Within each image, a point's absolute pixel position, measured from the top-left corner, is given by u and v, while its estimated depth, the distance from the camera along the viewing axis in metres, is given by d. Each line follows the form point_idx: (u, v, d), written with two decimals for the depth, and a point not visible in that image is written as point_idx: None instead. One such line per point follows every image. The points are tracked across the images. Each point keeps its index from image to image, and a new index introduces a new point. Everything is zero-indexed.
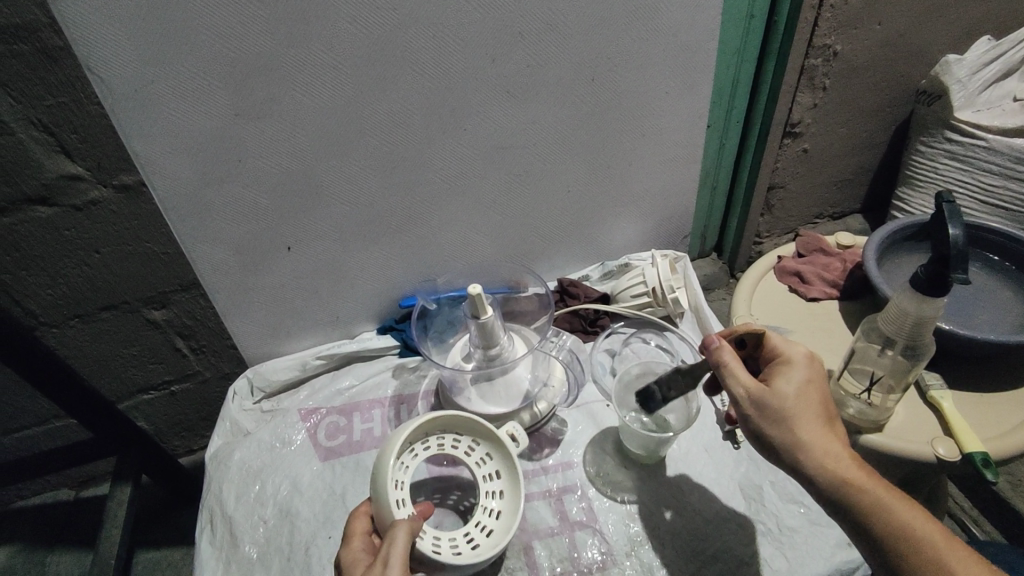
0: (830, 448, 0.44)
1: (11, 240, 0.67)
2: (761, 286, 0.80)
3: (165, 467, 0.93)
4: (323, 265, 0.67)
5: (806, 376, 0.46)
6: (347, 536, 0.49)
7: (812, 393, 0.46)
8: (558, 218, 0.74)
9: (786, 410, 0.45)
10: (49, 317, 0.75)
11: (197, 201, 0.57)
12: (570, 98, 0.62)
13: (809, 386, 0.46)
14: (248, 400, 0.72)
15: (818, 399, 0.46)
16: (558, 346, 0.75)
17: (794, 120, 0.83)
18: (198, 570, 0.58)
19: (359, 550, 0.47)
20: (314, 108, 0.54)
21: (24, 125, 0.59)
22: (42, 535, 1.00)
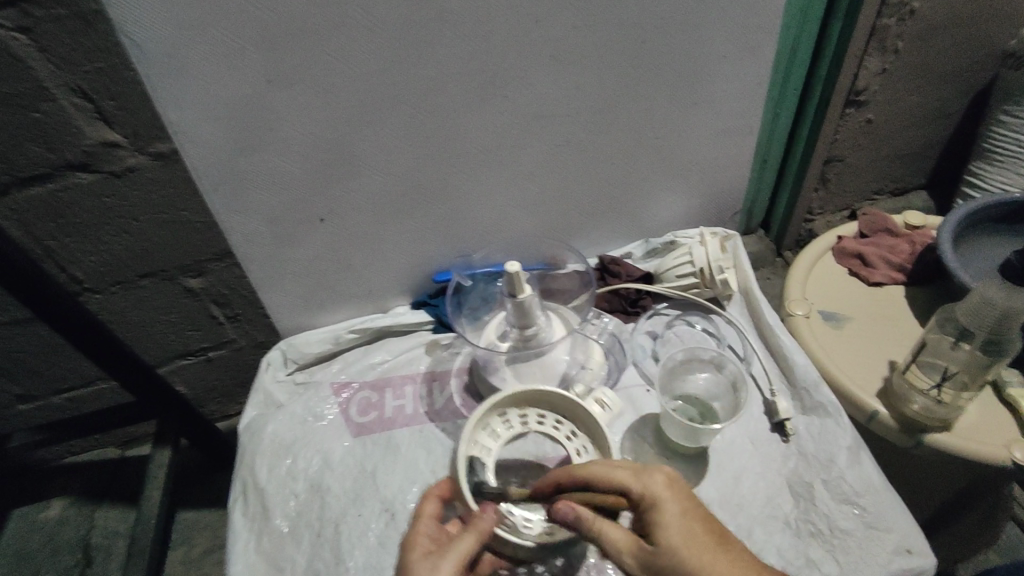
0: None
1: (55, 206, 0.67)
2: (818, 268, 0.74)
3: (205, 432, 0.95)
4: (356, 237, 0.65)
5: (674, 515, 0.43)
6: (416, 514, 0.50)
7: (690, 532, 0.42)
8: (600, 193, 0.70)
9: (674, 568, 0.41)
10: (92, 283, 0.76)
11: (230, 171, 0.55)
12: (620, 62, 0.57)
13: (685, 522, 0.43)
14: (282, 371, 0.71)
15: (693, 538, 0.42)
16: (599, 328, 0.72)
17: (859, 88, 0.76)
18: (231, 540, 0.58)
19: (421, 535, 0.47)
20: (348, 74, 0.51)
21: (65, 92, 0.58)
22: (91, 489, 1.04)
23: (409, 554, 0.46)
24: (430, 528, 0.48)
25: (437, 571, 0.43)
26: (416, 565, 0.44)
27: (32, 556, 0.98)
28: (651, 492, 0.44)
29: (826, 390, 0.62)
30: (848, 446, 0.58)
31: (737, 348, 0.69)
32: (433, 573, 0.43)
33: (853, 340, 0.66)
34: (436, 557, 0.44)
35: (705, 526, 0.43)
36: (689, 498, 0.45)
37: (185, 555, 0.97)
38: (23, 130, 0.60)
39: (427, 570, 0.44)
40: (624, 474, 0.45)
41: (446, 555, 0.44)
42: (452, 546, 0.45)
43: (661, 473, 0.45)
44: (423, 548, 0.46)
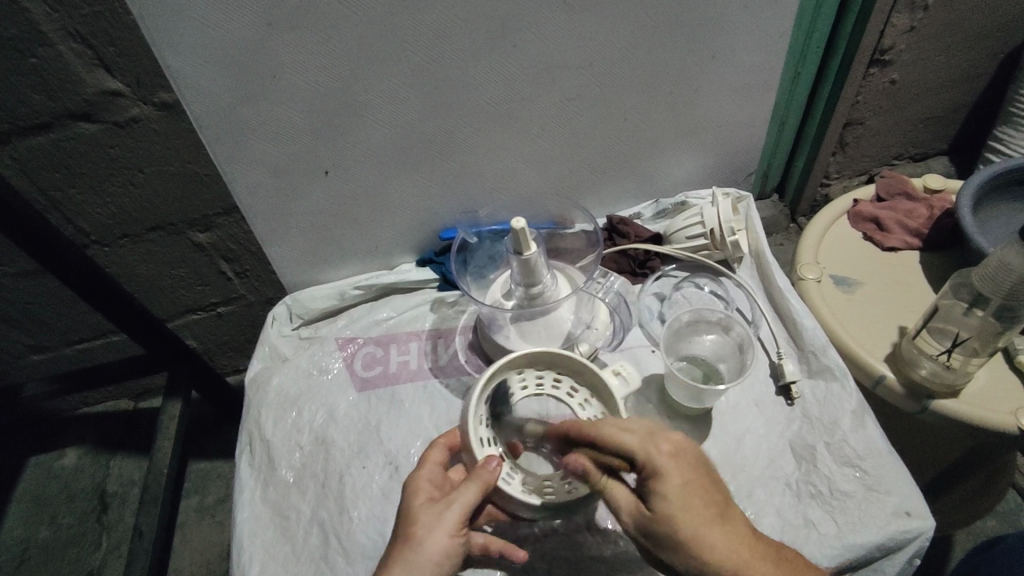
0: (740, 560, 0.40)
1: (58, 156, 0.66)
2: (831, 233, 0.73)
3: (215, 387, 0.96)
4: (362, 192, 0.64)
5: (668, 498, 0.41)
6: (421, 460, 0.50)
7: (688, 507, 0.41)
8: (611, 150, 0.68)
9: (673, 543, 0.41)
10: (99, 236, 0.76)
11: (233, 119, 0.54)
12: (635, 11, 0.55)
13: (684, 497, 0.41)
14: (288, 326, 0.71)
15: (690, 519, 0.41)
16: (605, 288, 0.71)
17: (885, 46, 0.73)
18: (236, 488, 0.59)
19: (425, 481, 0.48)
20: (350, 19, 0.49)
21: (63, 37, 0.57)
22: (106, 439, 1.06)
23: (413, 497, 0.47)
24: (432, 474, 0.49)
25: (442, 520, 0.44)
26: (420, 511, 0.45)
27: (49, 502, 1.01)
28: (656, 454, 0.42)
29: (834, 354, 0.61)
30: (852, 410, 0.58)
31: (746, 311, 0.69)
32: (437, 521, 0.44)
33: (865, 305, 0.65)
34: (440, 507, 0.45)
35: (705, 498, 0.41)
36: (696, 471, 0.42)
37: (199, 503, 1.00)
38: (22, 76, 0.59)
39: (430, 516, 0.45)
40: (634, 444, 0.42)
41: (450, 505, 0.45)
42: (455, 495, 0.45)
43: (668, 442, 0.43)
44: (426, 493, 0.47)
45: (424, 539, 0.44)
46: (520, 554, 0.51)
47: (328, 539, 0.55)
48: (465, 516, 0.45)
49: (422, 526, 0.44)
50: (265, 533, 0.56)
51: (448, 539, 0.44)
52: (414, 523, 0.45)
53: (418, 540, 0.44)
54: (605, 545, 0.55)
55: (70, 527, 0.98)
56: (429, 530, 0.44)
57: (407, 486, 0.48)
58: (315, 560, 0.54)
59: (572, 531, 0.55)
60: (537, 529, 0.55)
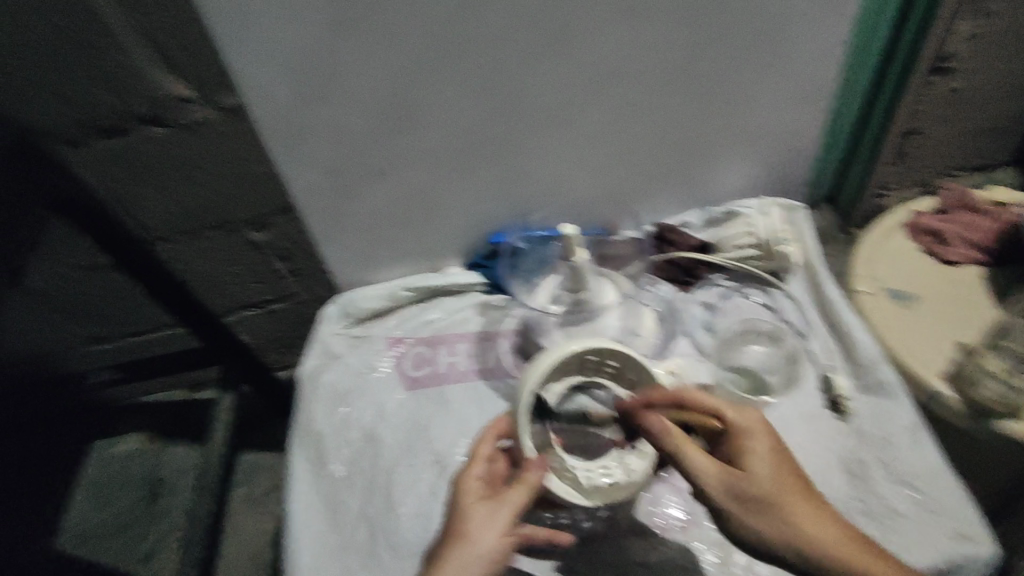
0: (815, 522, 0.45)
1: (132, 157, 0.71)
2: (888, 245, 0.71)
3: (265, 381, 1.00)
4: (415, 195, 0.66)
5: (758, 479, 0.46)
6: (471, 455, 0.50)
7: (774, 463, 0.47)
8: (661, 157, 0.68)
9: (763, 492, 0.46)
10: (162, 233, 0.80)
11: (298, 123, 0.57)
12: (688, 18, 0.55)
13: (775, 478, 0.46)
14: (338, 324, 0.73)
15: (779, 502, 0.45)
16: (653, 296, 0.70)
17: (947, 52, 0.71)
18: (290, 478, 0.61)
19: (475, 479, 0.48)
20: (411, 27, 0.51)
21: (142, 46, 0.61)
22: (162, 427, 1.12)
23: (464, 497, 0.47)
24: (482, 471, 0.49)
25: (493, 520, 0.45)
26: (473, 511, 0.46)
27: (110, 484, 1.06)
28: (751, 432, 0.48)
29: (887, 369, 0.60)
30: (906, 426, 0.56)
31: (797, 323, 0.67)
32: (489, 522, 0.45)
33: (924, 321, 0.63)
34: (490, 507, 0.46)
35: (785, 467, 0.47)
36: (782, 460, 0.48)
37: (247, 493, 1.04)
38: (102, 81, 0.63)
39: (481, 516, 0.46)
40: (728, 410, 0.49)
41: (501, 506, 0.46)
42: (504, 497, 0.46)
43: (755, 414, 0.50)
44: (477, 492, 0.47)
45: (477, 539, 0.45)
46: (564, 538, 0.52)
47: (377, 534, 0.56)
48: (515, 517, 0.46)
49: (476, 526, 0.45)
50: (317, 522, 0.58)
51: (499, 538, 0.45)
52: (466, 521, 0.46)
53: (470, 538, 0.45)
54: (648, 552, 0.54)
55: (128, 509, 1.03)
56: (479, 530, 0.45)
57: (458, 483, 0.48)
58: (364, 553, 0.56)
59: (615, 538, 0.55)
60: (579, 533, 0.56)
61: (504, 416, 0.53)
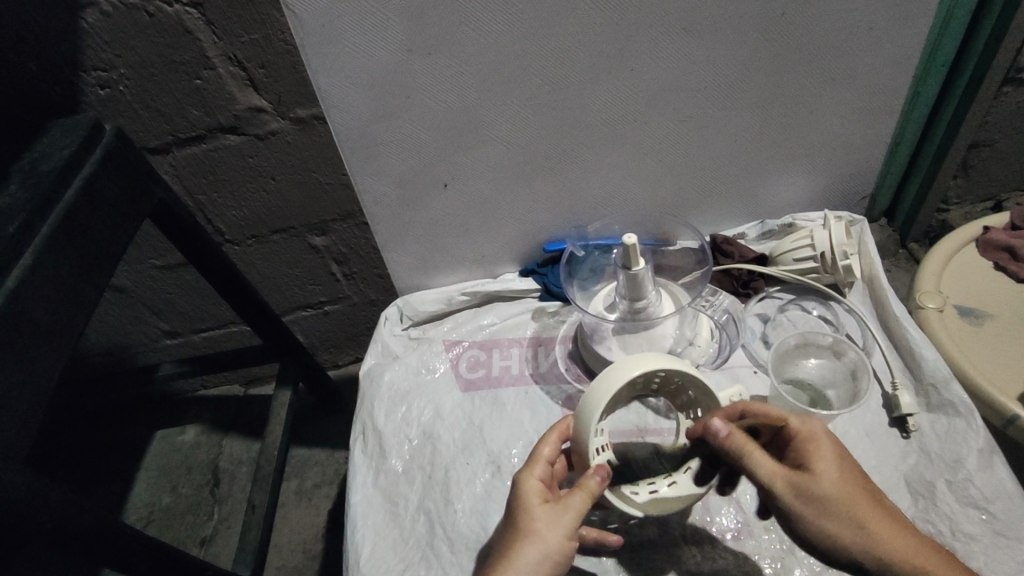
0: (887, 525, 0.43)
1: (207, 164, 0.75)
2: (956, 260, 0.69)
3: (320, 379, 1.04)
4: (473, 204, 0.68)
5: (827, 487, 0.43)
6: (533, 455, 0.50)
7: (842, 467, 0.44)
8: (717, 169, 0.68)
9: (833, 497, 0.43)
10: (232, 235, 0.84)
11: (368, 136, 0.59)
12: (751, 34, 0.55)
13: (842, 485, 0.44)
14: (398, 325, 0.76)
15: (848, 510, 0.43)
16: (714, 306, 0.71)
17: (1022, 63, 0.70)
18: (350, 473, 0.64)
19: (537, 480, 0.48)
20: (481, 45, 0.53)
21: (224, 62, 0.65)
22: (220, 421, 1.17)
23: (528, 498, 0.47)
24: (543, 473, 0.49)
25: (559, 523, 0.45)
26: (538, 512, 0.46)
27: (171, 472, 1.12)
28: (814, 434, 0.46)
29: (958, 388, 0.58)
30: (979, 449, 0.54)
31: (856, 337, 0.66)
32: (555, 524, 0.45)
33: (992, 340, 0.62)
34: (556, 510, 0.46)
35: (853, 473, 0.45)
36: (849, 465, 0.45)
37: (300, 486, 1.08)
38: (187, 94, 0.68)
39: (548, 518, 0.45)
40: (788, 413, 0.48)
41: (567, 510, 0.46)
42: (570, 501, 0.46)
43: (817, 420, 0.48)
44: (540, 493, 0.47)
45: (543, 541, 0.44)
46: (613, 539, 0.52)
47: (434, 528, 0.58)
48: (578, 521, 0.46)
49: (542, 528, 0.45)
50: (376, 516, 0.60)
51: (564, 541, 0.45)
52: (531, 522, 0.45)
53: (537, 539, 0.44)
54: (702, 562, 0.54)
55: (188, 496, 1.08)
56: (545, 531, 0.45)
57: (520, 483, 0.48)
58: (422, 546, 0.57)
59: (668, 545, 0.55)
60: (632, 538, 0.56)
61: (566, 417, 0.53)
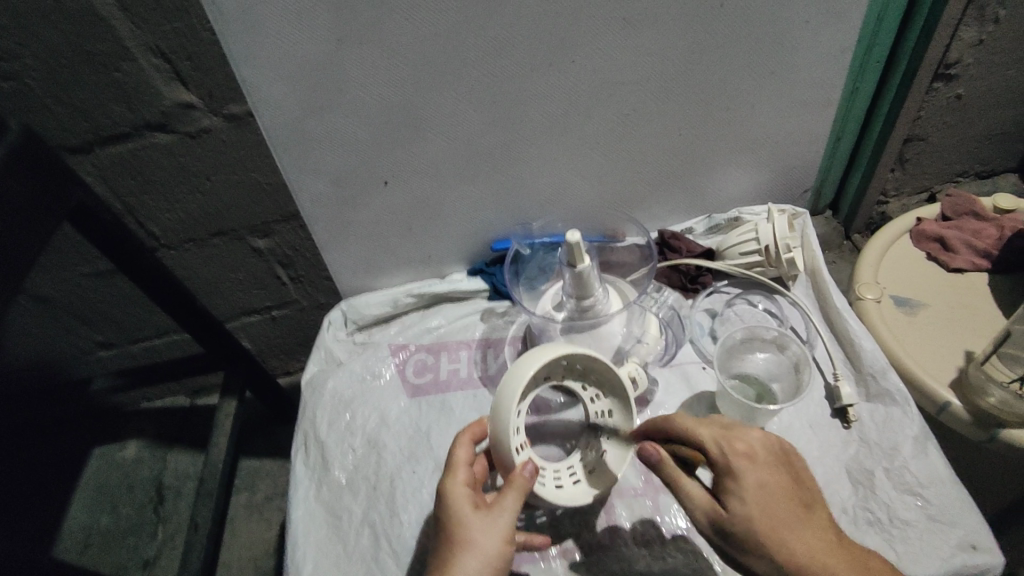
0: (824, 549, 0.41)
1: (134, 164, 0.71)
2: (892, 252, 0.71)
3: (267, 387, 0.99)
4: (418, 202, 0.66)
5: (751, 488, 0.42)
6: (450, 462, 0.49)
7: (766, 491, 0.42)
8: (663, 165, 0.68)
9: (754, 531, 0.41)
10: (167, 239, 0.80)
11: (300, 132, 0.57)
12: (691, 27, 0.55)
13: (766, 493, 0.42)
14: (342, 331, 0.74)
15: (771, 513, 0.42)
16: (659, 303, 0.71)
17: (951, 60, 0.72)
18: (292, 487, 0.61)
19: (462, 485, 0.47)
20: (415, 36, 0.51)
21: (147, 54, 0.61)
22: (163, 434, 1.11)
23: (456, 505, 0.46)
24: (466, 477, 0.48)
25: (495, 526, 0.44)
26: (471, 521, 0.45)
27: (109, 490, 1.05)
28: (738, 463, 0.43)
29: (894, 377, 0.59)
30: (914, 436, 0.56)
31: (800, 330, 0.67)
32: (491, 529, 0.44)
33: (926, 327, 0.64)
34: (488, 514, 0.45)
35: (782, 493, 0.43)
36: (776, 467, 0.44)
37: (249, 500, 1.04)
38: (108, 89, 0.63)
39: (482, 522, 0.44)
40: (711, 435, 0.44)
41: (500, 511, 0.45)
42: (502, 502, 0.45)
43: (743, 442, 0.44)
44: (467, 499, 0.46)
45: (479, 546, 0.44)
46: (541, 540, 0.53)
47: (379, 540, 0.56)
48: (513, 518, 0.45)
49: (478, 533, 0.44)
50: (319, 530, 0.58)
51: (502, 545, 0.44)
52: (466, 532, 0.44)
53: (476, 547, 0.43)
54: (652, 562, 0.54)
55: (128, 515, 1.03)
56: (483, 538, 0.44)
57: (445, 492, 0.47)
58: (366, 561, 0.55)
59: (617, 545, 0.55)
60: (583, 541, 0.56)
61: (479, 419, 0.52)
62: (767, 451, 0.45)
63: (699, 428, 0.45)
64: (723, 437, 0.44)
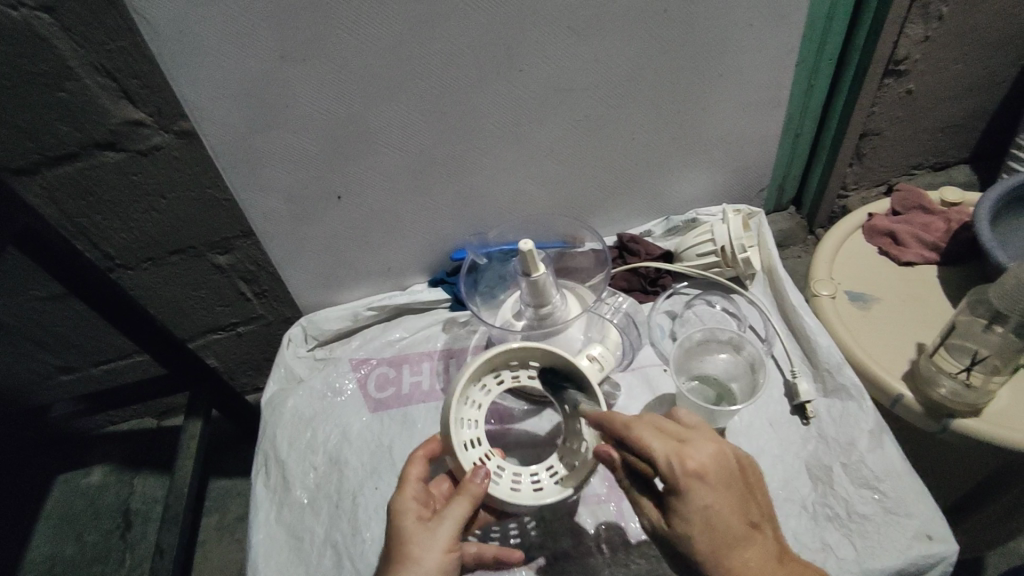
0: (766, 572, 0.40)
1: (84, 184, 0.69)
2: (845, 248, 0.72)
3: (234, 406, 0.97)
4: (377, 214, 0.65)
5: (700, 508, 0.41)
6: (402, 476, 0.48)
7: (714, 513, 0.41)
8: (621, 169, 0.68)
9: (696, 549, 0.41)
10: (123, 259, 0.78)
11: (249, 149, 0.56)
12: (640, 32, 0.55)
13: (713, 512, 0.41)
14: (302, 347, 0.72)
15: (717, 531, 0.41)
16: (614, 308, 0.71)
17: (899, 57, 0.73)
18: (252, 509, 0.60)
19: (410, 499, 0.47)
20: (361, 50, 0.50)
21: (89, 71, 0.59)
22: (129, 457, 1.08)
23: (401, 519, 0.45)
24: (416, 491, 0.47)
25: (438, 537, 0.44)
26: (413, 534, 0.44)
27: (74, 519, 1.02)
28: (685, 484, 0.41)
29: (849, 372, 0.60)
30: (870, 430, 0.56)
31: (758, 329, 0.67)
32: (432, 542, 0.44)
33: (880, 321, 0.65)
34: (433, 525, 0.44)
35: (730, 513, 0.41)
36: (727, 484, 0.42)
37: (220, 521, 1.01)
38: (52, 109, 0.61)
39: (424, 535, 0.44)
40: (662, 452, 0.42)
41: (444, 522, 0.44)
42: (447, 512, 0.44)
43: (695, 461, 0.42)
44: (413, 512, 0.46)
45: (422, 558, 0.43)
46: (517, 555, 0.51)
47: (342, 560, 0.55)
48: (459, 529, 0.45)
49: (419, 546, 0.43)
50: (281, 553, 0.56)
51: (445, 556, 0.43)
52: (407, 546, 0.44)
53: (415, 561, 0.43)
54: (618, 568, 0.54)
55: (94, 544, 1.00)
56: (423, 550, 0.43)
57: (392, 506, 0.46)
58: None
59: (583, 552, 0.55)
60: (549, 552, 0.55)
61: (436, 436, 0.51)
62: (721, 468, 0.42)
63: (651, 443, 0.43)
64: (675, 454, 0.42)
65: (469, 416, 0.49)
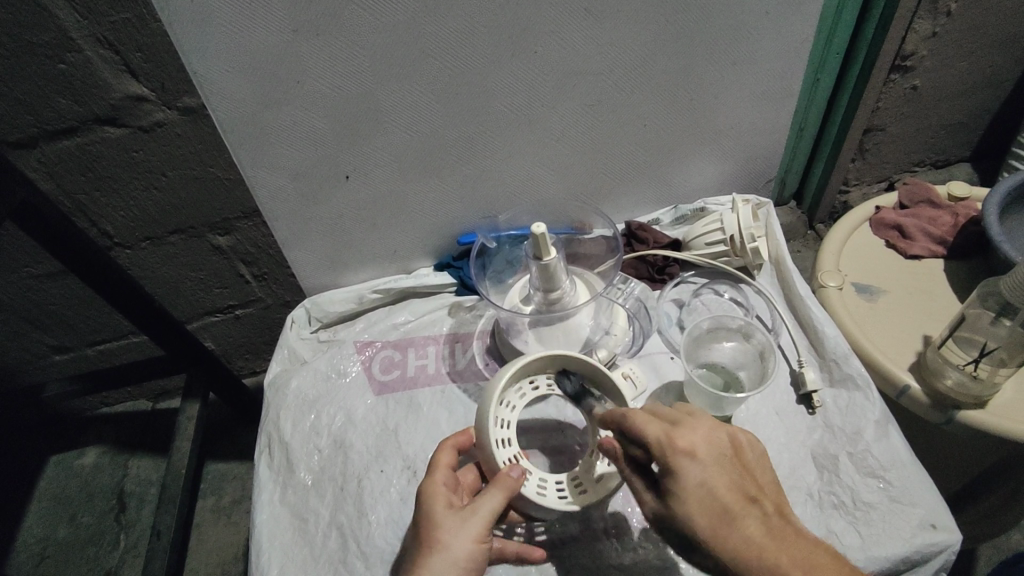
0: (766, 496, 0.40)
1: (84, 159, 0.67)
2: (853, 241, 0.72)
3: (229, 387, 0.95)
4: (383, 196, 0.64)
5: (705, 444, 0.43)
6: (433, 464, 0.50)
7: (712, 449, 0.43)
8: (629, 154, 0.68)
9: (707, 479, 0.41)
10: (121, 237, 0.77)
11: (257, 124, 0.55)
12: (656, 16, 0.55)
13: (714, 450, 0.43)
14: (306, 329, 0.72)
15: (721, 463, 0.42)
16: (625, 294, 0.71)
17: (907, 52, 0.73)
18: (255, 490, 0.59)
19: (440, 485, 0.47)
20: (374, 26, 0.49)
21: (91, 43, 0.58)
22: (123, 439, 1.07)
23: (432, 503, 0.46)
24: (446, 479, 0.48)
25: (468, 525, 0.44)
26: (443, 517, 0.45)
27: (68, 501, 1.01)
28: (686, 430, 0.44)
29: (856, 362, 0.60)
30: (876, 420, 0.57)
31: (766, 319, 0.68)
32: (461, 529, 0.44)
33: (887, 313, 0.65)
34: (464, 512, 0.45)
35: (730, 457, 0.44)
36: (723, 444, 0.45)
37: (215, 504, 1.01)
38: (51, 82, 0.60)
39: (454, 520, 0.44)
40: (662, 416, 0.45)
41: (476, 512, 0.45)
42: (479, 502, 0.45)
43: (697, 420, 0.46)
44: (443, 497, 0.46)
45: (450, 543, 0.43)
46: (539, 553, 0.52)
47: (348, 542, 0.55)
48: (489, 522, 0.45)
49: (448, 530, 0.44)
50: (284, 535, 0.56)
51: (473, 545, 0.44)
52: (437, 529, 0.44)
53: (443, 545, 0.43)
54: (624, 553, 0.54)
55: (87, 526, 0.99)
56: (452, 536, 0.44)
57: (423, 491, 0.47)
58: (334, 563, 0.54)
59: (589, 537, 0.55)
60: (555, 535, 0.56)
61: (466, 428, 0.53)
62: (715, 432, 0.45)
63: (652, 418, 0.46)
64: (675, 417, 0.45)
65: (503, 417, 0.50)
